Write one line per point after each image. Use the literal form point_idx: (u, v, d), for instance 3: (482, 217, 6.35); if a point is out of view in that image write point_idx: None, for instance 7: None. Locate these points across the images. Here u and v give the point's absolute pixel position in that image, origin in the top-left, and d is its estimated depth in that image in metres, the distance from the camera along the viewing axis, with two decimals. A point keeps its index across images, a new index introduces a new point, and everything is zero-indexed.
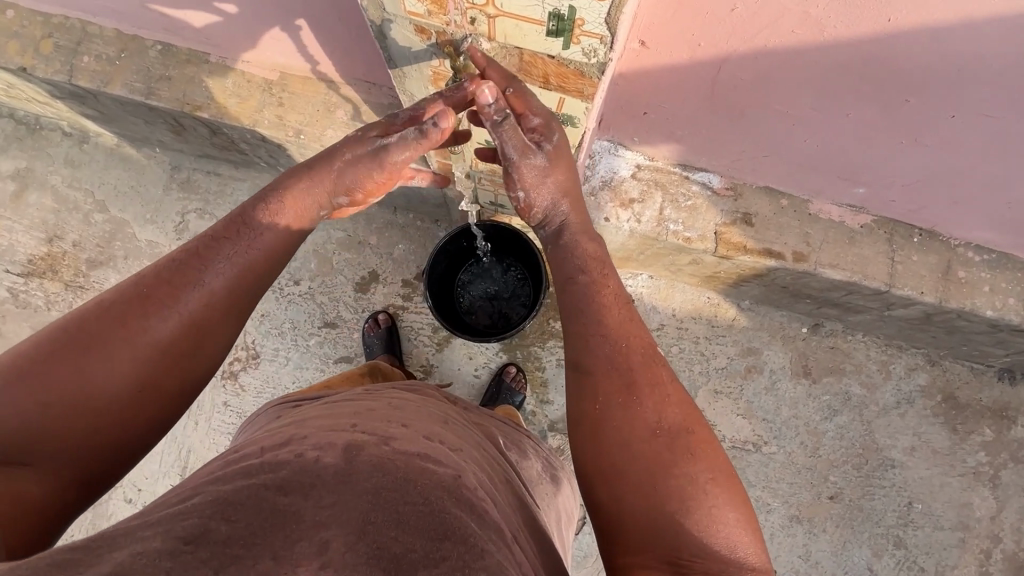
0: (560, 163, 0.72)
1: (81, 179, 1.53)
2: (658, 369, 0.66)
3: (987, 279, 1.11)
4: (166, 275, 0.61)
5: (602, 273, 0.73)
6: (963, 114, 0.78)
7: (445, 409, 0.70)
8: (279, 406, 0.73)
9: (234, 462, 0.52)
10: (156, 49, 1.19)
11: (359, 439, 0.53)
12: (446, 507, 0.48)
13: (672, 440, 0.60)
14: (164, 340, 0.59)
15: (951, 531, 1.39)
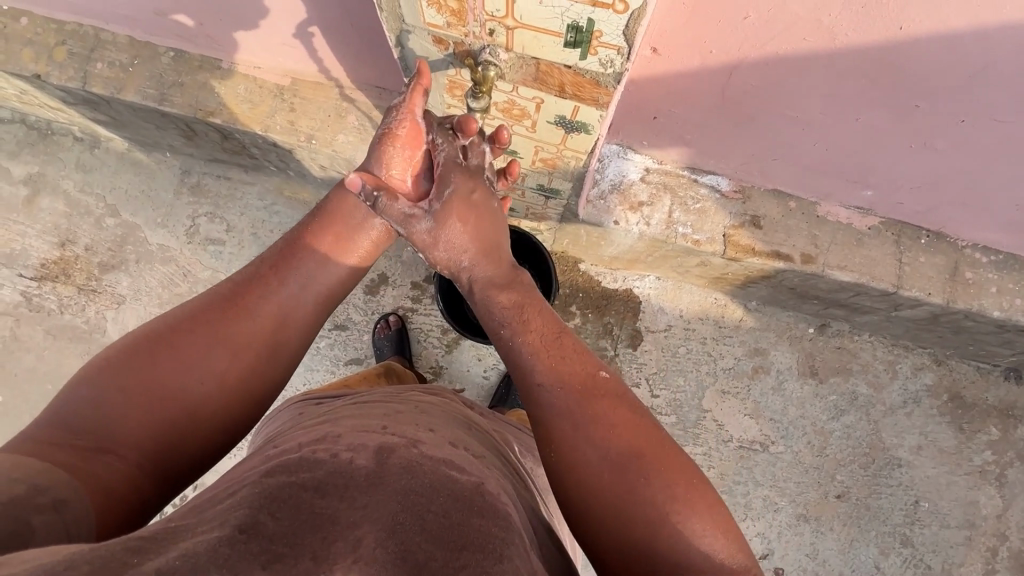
0: (448, 216, 0.70)
1: (93, 183, 1.54)
2: (596, 403, 0.62)
3: (995, 280, 1.12)
4: (237, 287, 0.69)
5: (523, 318, 0.69)
6: (971, 120, 0.78)
7: (467, 415, 0.72)
8: (301, 402, 0.75)
9: (272, 458, 0.54)
10: (169, 56, 1.20)
11: (388, 442, 0.55)
12: (469, 516, 0.50)
13: (626, 471, 0.58)
14: (236, 339, 0.65)
15: (958, 529, 1.40)
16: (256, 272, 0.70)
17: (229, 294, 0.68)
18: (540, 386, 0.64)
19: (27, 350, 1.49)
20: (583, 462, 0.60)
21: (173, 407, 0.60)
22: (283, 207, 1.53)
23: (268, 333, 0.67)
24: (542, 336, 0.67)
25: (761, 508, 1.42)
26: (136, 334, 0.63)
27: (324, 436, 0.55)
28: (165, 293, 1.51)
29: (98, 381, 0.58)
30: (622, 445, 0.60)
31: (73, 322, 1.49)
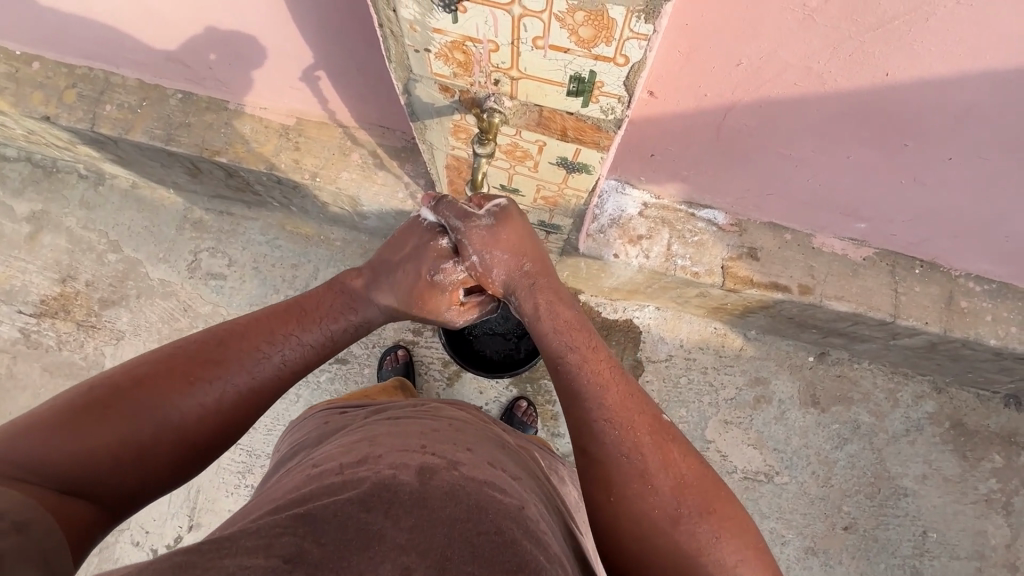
0: (507, 220, 0.75)
1: (95, 220, 1.55)
2: (670, 450, 0.68)
3: (990, 309, 1.14)
4: (225, 346, 0.73)
5: (590, 348, 0.75)
6: (960, 158, 0.81)
7: (498, 435, 0.76)
8: (327, 411, 0.85)
9: (316, 479, 0.59)
10: (177, 98, 1.23)
11: (429, 463, 0.59)
12: (514, 540, 0.53)
13: (695, 522, 0.63)
14: (223, 402, 0.70)
15: (968, 560, 1.38)
16: (239, 335, 0.74)
17: (216, 352, 0.72)
18: (598, 417, 0.70)
19: (23, 387, 1.47)
20: (647, 510, 0.64)
21: (151, 456, 0.64)
22: (284, 242, 1.54)
23: (248, 393, 0.72)
24: (599, 373, 0.73)
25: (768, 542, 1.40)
26: (118, 377, 0.66)
27: (366, 457, 0.60)
28: (165, 328, 1.51)
29: (84, 422, 0.61)
30: (687, 497, 0.64)
31: (71, 358, 1.49)
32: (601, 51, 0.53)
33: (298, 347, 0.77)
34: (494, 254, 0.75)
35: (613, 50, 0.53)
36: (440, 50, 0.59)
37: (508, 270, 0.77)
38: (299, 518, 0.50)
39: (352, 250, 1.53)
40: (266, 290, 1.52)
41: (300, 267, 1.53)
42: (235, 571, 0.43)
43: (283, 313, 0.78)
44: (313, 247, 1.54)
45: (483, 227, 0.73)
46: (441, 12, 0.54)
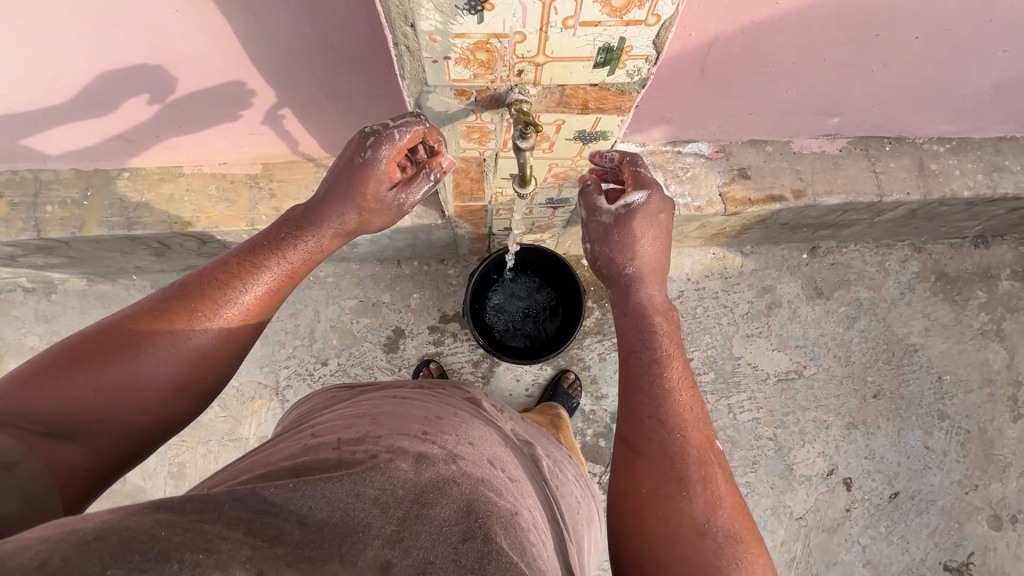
0: (629, 222, 0.77)
1: (61, 331, 1.42)
2: (715, 471, 0.70)
3: (956, 164, 1.24)
4: (203, 288, 0.67)
5: (665, 352, 0.77)
6: (926, 34, 0.86)
7: (502, 429, 0.79)
8: (334, 389, 0.86)
9: (310, 451, 0.60)
10: (123, 177, 1.12)
11: (429, 452, 0.61)
12: (498, 546, 0.53)
13: (717, 542, 0.65)
14: (205, 350, 0.65)
15: (980, 389, 1.54)
16: (216, 270, 0.68)
17: (192, 295, 0.66)
18: (654, 419, 0.73)
19: None
20: (676, 513, 0.66)
21: (136, 406, 0.60)
22: None
23: (233, 344, 0.67)
24: (680, 384, 0.75)
25: (815, 430, 1.51)
26: (98, 327, 0.62)
27: (369, 440, 0.62)
28: None
29: (67, 374, 0.57)
30: (719, 516, 0.66)
31: None
32: (633, 15, 0.53)
33: (275, 276, 0.71)
34: (603, 250, 0.81)
35: (645, 12, 0.53)
36: (460, 55, 0.58)
37: (610, 263, 0.81)
38: (286, 494, 0.49)
39: (347, 282, 1.48)
40: (272, 348, 1.45)
41: (298, 314, 1.47)
42: (213, 537, 0.42)
43: (257, 246, 0.72)
44: (305, 290, 1.47)
45: (601, 223, 0.80)
46: (466, 15, 0.52)
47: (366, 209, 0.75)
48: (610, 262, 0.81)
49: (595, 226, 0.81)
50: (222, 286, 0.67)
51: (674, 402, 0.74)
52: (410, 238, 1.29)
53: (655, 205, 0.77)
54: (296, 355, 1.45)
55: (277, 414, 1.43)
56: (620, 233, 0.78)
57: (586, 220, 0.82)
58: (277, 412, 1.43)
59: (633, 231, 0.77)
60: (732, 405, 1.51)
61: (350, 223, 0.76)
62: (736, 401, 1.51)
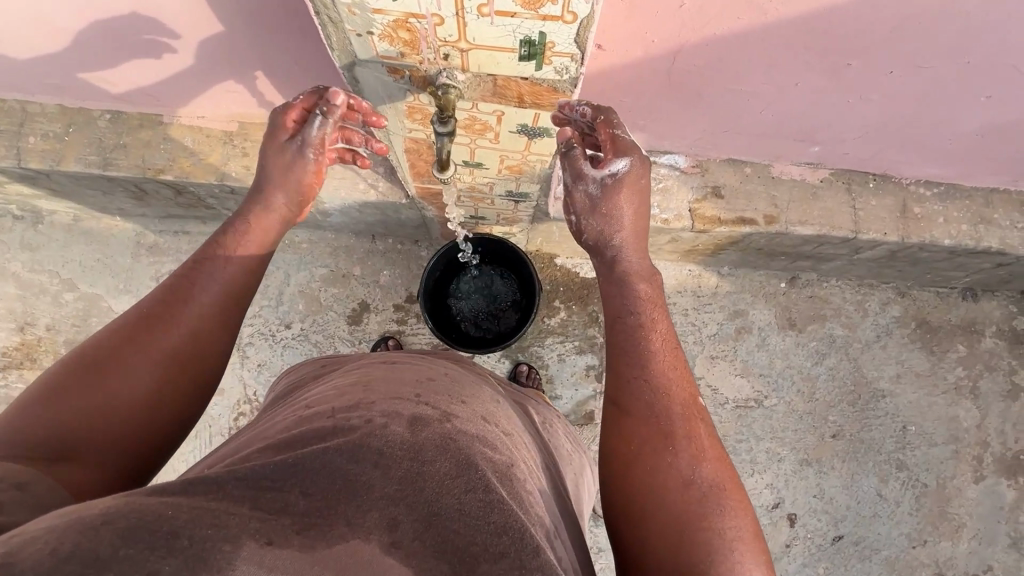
0: (617, 191, 0.74)
1: (43, 260, 1.47)
2: (697, 425, 0.68)
3: (941, 211, 1.19)
4: (166, 295, 0.66)
5: (648, 317, 0.74)
6: (900, 70, 0.84)
7: (494, 391, 0.75)
8: (321, 358, 0.83)
9: (305, 422, 0.57)
10: (105, 118, 1.16)
11: (423, 413, 0.57)
12: (502, 498, 0.52)
13: (705, 493, 0.62)
14: (181, 349, 0.64)
15: (945, 445, 1.50)
16: (181, 275, 0.68)
17: (163, 304, 0.65)
18: (636, 378, 0.71)
19: None
20: (661, 463, 0.65)
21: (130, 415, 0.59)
22: None
23: (208, 332, 0.66)
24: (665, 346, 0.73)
25: (766, 461, 1.49)
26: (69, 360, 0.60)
27: (359, 403, 0.58)
28: None
29: (47, 406, 0.56)
30: (703, 467, 0.64)
31: None
32: (548, 11, 0.53)
33: (238, 263, 0.71)
34: (589, 222, 0.77)
35: (560, 9, 0.52)
36: (383, 32, 0.58)
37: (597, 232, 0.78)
38: (286, 468, 0.48)
39: (320, 250, 1.50)
40: None
41: (269, 275, 1.49)
42: (219, 513, 0.43)
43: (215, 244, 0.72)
44: (279, 253, 1.50)
45: (588, 194, 0.76)
46: None
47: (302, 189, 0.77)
48: (596, 233, 0.78)
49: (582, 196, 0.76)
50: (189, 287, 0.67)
51: (658, 361, 0.72)
52: (379, 214, 1.30)
53: (636, 172, 0.74)
54: (262, 315, 1.48)
55: (235, 369, 1.46)
56: (606, 201, 0.75)
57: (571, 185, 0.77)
58: (236, 367, 1.46)
59: (617, 200, 0.75)
60: None
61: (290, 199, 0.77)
62: None
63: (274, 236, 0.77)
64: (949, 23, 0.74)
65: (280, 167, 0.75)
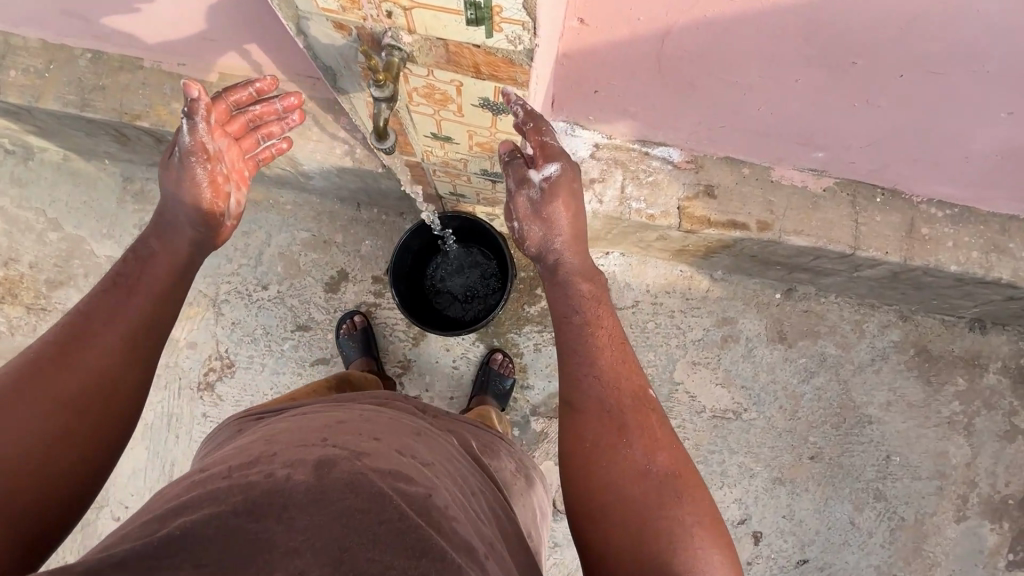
0: (554, 196, 0.75)
1: (31, 197, 1.47)
2: (649, 416, 0.71)
3: (951, 235, 1.11)
4: (60, 344, 0.63)
5: (594, 316, 0.76)
6: (910, 74, 0.76)
7: (418, 421, 0.73)
8: (239, 418, 0.77)
9: (200, 481, 0.55)
10: (86, 58, 1.13)
11: (329, 455, 0.56)
12: (420, 525, 0.52)
13: (661, 482, 0.65)
14: (97, 375, 0.63)
15: (929, 480, 1.43)
16: (91, 304, 0.67)
17: (72, 336, 0.64)
18: (585, 376, 0.72)
19: None
20: (617, 457, 0.67)
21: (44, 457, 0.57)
22: None
23: (109, 377, 0.63)
24: (611, 343, 0.75)
25: (737, 475, 1.44)
26: None
27: (259, 455, 0.56)
28: None
29: None
30: (657, 456, 0.67)
31: (25, 343, 1.44)
32: None
33: (153, 284, 0.72)
34: (531, 228, 0.78)
35: None
36: None
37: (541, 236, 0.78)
38: (170, 542, 0.47)
39: (304, 213, 1.48)
40: (219, 261, 1.47)
41: (251, 234, 1.47)
42: None
43: (126, 272, 0.72)
44: (262, 212, 1.47)
45: (530, 199, 0.76)
46: None
47: (211, 199, 0.78)
48: (536, 238, 0.79)
49: (524, 203, 0.76)
50: (100, 315, 0.66)
51: (604, 360, 0.73)
52: (359, 182, 1.26)
53: (568, 176, 0.75)
54: (240, 274, 1.47)
55: (209, 325, 1.46)
56: (545, 208, 0.76)
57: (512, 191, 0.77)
58: (210, 323, 1.46)
59: (555, 207, 0.76)
60: None
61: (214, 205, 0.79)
62: None
63: (185, 263, 0.77)
64: (972, 21, 0.67)
65: (174, 185, 0.77)
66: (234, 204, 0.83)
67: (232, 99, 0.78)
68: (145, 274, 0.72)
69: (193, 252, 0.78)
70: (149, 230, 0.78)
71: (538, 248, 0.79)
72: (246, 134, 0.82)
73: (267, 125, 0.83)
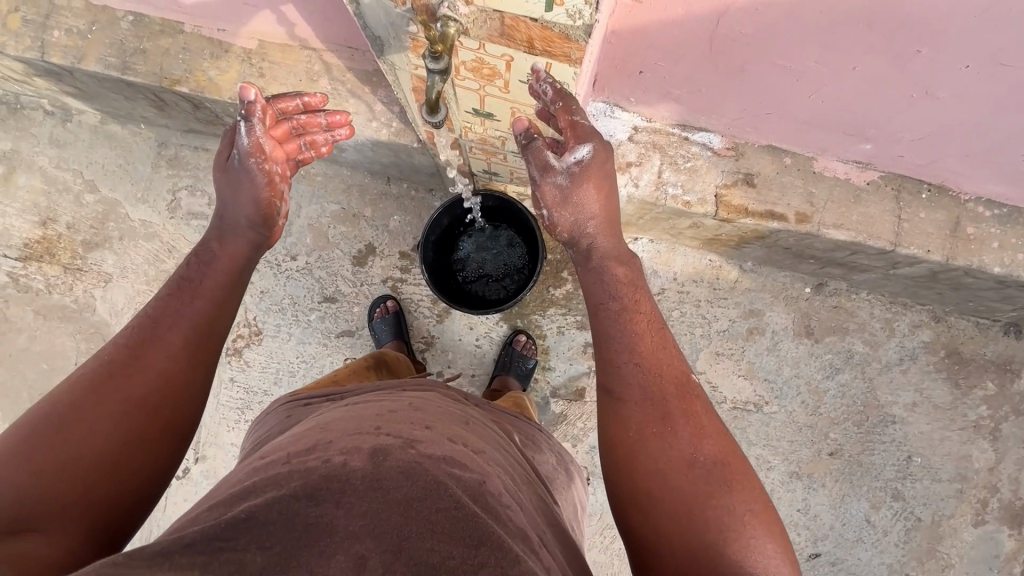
0: (584, 180, 0.78)
1: (68, 159, 1.49)
2: (694, 402, 0.71)
3: (997, 235, 1.07)
4: (132, 347, 0.68)
5: (632, 299, 0.77)
6: (978, 66, 0.73)
7: (463, 411, 0.75)
8: (288, 404, 0.81)
9: (262, 467, 0.58)
10: (128, 20, 1.13)
11: (384, 443, 0.58)
12: (476, 513, 0.54)
13: (709, 471, 0.66)
14: (165, 373, 0.67)
15: (949, 483, 1.42)
16: (163, 304, 0.72)
17: (143, 338, 0.69)
18: (626, 364, 0.73)
19: (18, 331, 1.48)
20: (661, 444, 0.68)
21: (121, 452, 0.62)
22: None
23: (176, 378, 0.68)
24: (648, 332, 0.75)
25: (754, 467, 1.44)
26: (45, 408, 0.62)
27: (316, 444, 0.59)
28: (151, 269, 1.48)
29: (26, 462, 0.57)
30: (703, 445, 0.67)
31: (62, 302, 1.48)
32: None
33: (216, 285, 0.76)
34: (561, 214, 0.81)
35: None
36: None
37: (574, 219, 0.81)
38: (236, 525, 0.49)
39: (334, 186, 1.48)
40: None
41: None
42: None
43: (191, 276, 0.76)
44: (293, 183, 1.48)
45: (557, 184, 0.79)
46: None
47: (269, 199, 0.83)
48: (571, 225, 0.81)
49: (556, 191, 0.80)
50: (167, 318, 0.71)
51: (646, 344, 0.74)
52: (392, 156, 1.25)
53: (600, 158, 0.77)
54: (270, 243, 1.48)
55: None
56: (577, 191, 0.79)
57: (542, 179, 0.80)
58: None
59: (586, 189, 0.79)
60: None
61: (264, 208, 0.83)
62: None
63: (244, 258, 0.82)
64: None
65: (231, 187, 0.82)
66: (286, 206, 0.88)
67: (281, 105, 0.83)
68: (205, 277, 0.76)
69: (251, 250, 0.83)
70: (210, 233, 0.82)
71: (569, 231, 0.82)
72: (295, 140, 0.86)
73: (312, 135, 0.87)
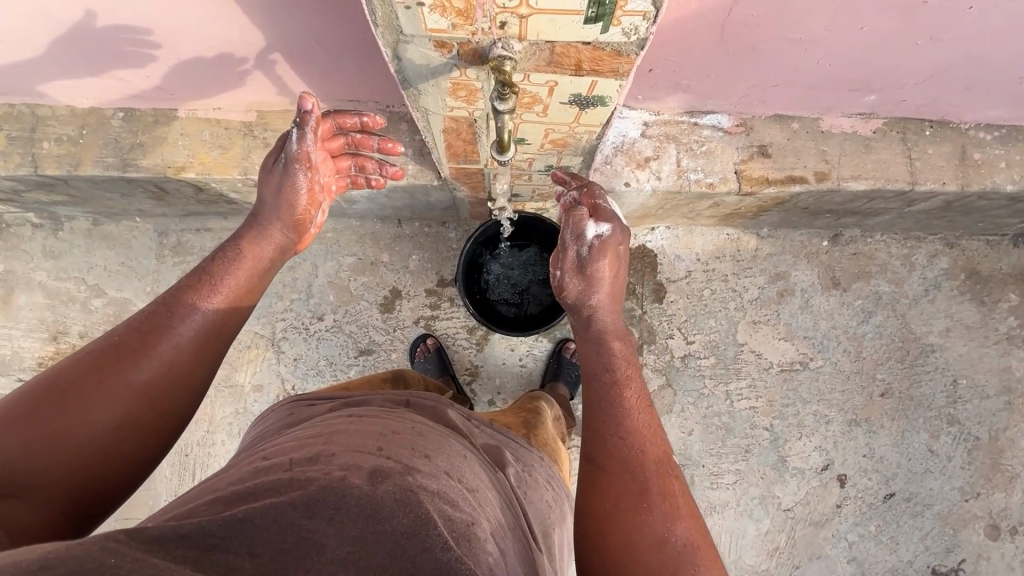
0: (601, 254, 0.83)
1: (67, 268, 1.44)
2: (672, 482, 0.67)
3: (1003, 155, 1.13)
4: (142, 327, 0.64)
5: (624, 373, 0.76)
6: (982, 4, 0.77)
7: (467, 443, 0.72)
8: (291, 403, 0.80)
9: (264, 471, 0.56)
10: (118, 118, 1.11)
11: (384, 466, 0.57)
12: (459, 557, 0.52)
13: (679, 551, 0.61)
14: (170, 367, 0.64)
15: (997, 397, 1.47)
16: (178, 290, 0.69)
17: (153, 321, 0.65)
18: (608, 433, 0.70)
19: None
20: (634, 517, 0.63)
21: (115, 438, 0.60)
22: None
23: (180, 373, 0.65)
24: (633, 404, 0.72)
25: (814, 424, 1.47)
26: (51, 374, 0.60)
27: (323, 453, 0.57)
28: None
29: (21, 431, 0.56)
30: (678, 524, 0.63)
31: None
32: None
33: (232, 280, 0.72)
34: (572, 280, 0.84)
35: None
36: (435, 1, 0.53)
37: (579, 291, 0.83)
38: (233, 525, 0.48)
39: (347, 238, 1.46)
40: (270, 299, 1.46)
41: (297, 268, 1.46)
42: (166, 570, 0.43)
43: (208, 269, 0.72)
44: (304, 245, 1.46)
45: (577, 255, 0.84)
46: None
47: (304, 208, 0.82)
48: (576, 293, 0.83)
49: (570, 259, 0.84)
50: (182, 307, 0.67)
51: (629, 414, 0.71)
52: (407, 197, 1.25)
53: (617, 239, 0.83)
54: (293, 309, 1.46)
55: (272, 364, 1.45)
56: (591, 261, 0.83)
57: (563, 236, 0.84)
58: (273, 363, 1.45)
59: (602, 261, 0.83)
60: (730, 392, 1.47)
61: (292, 216, 0.81)
62: (735, 388, 1.47)
63: (271, 263, 0.79)
64: None
65: (272, 190, 0.80)
66: (320, 216, 0.87)
67: (340, 121, 0.83)
68: (223, 274, 0.72)
69: (279, 254, 0.80)
70: (242, 228, 0.79)
71: (574, 300, 0.84)
72: (344, 156, 0.88)
73: (363, 158, 0.89)
